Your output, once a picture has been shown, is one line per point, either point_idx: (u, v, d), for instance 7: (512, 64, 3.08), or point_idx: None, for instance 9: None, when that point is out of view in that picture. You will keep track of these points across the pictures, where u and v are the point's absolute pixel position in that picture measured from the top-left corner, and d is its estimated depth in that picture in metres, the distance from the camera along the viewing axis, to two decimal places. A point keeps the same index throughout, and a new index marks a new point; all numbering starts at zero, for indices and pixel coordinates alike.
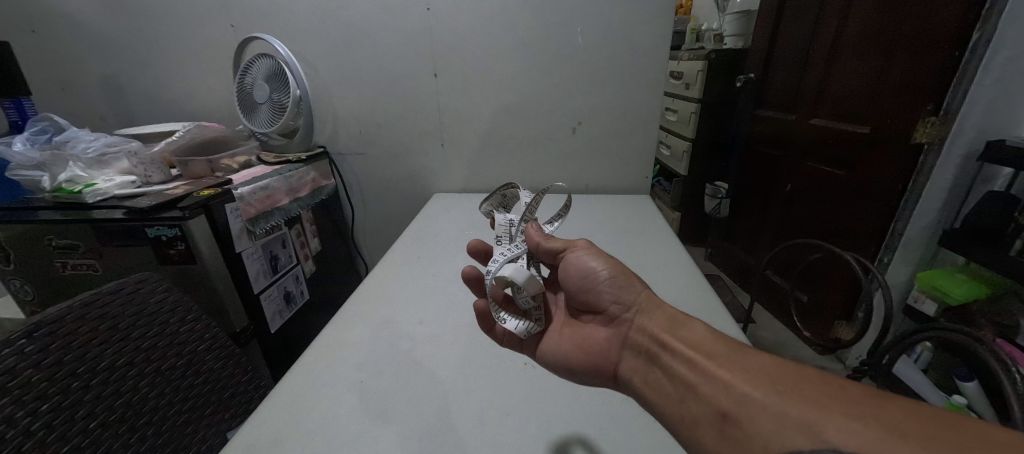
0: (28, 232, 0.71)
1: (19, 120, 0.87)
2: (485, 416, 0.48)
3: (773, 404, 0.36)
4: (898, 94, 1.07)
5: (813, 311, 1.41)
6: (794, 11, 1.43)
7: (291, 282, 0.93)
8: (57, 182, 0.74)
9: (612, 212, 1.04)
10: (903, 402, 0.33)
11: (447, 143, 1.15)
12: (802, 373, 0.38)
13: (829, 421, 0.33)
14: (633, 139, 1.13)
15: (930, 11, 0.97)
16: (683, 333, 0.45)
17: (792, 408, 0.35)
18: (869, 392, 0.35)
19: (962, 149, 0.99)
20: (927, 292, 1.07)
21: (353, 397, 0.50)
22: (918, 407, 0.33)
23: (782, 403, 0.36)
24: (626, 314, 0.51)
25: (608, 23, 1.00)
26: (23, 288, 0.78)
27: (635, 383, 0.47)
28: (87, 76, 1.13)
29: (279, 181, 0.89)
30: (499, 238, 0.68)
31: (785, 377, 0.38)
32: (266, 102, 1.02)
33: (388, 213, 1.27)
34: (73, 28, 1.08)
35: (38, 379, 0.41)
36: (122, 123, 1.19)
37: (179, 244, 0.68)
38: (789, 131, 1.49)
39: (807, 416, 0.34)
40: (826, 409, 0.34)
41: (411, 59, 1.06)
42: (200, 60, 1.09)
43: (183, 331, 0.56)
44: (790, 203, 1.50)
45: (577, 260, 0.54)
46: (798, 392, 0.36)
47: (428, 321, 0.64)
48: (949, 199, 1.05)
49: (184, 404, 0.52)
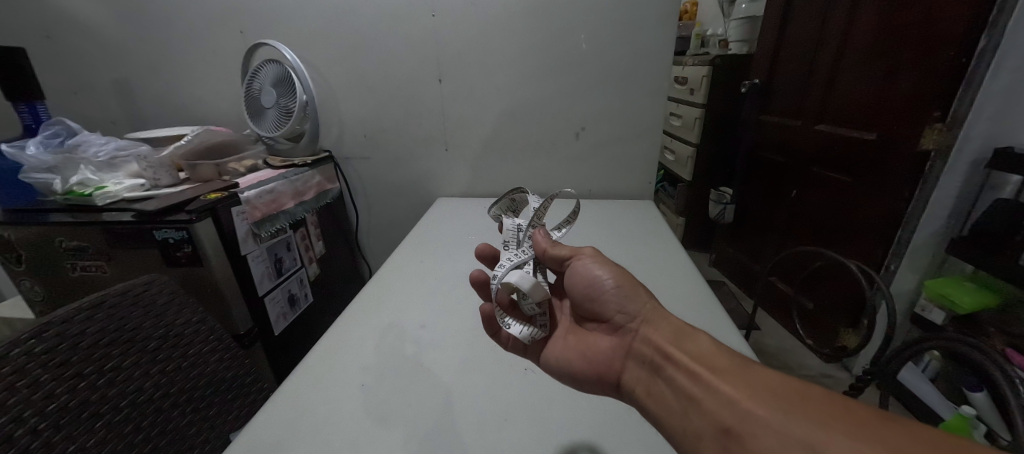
0: (39, 233, 0.72)
1: (32, 124, 0.88)
2: (486, 421, 0.48)
3: (777, 422, 0.36)
4: (904, 100, 1.06)
5: (818, 318, 1.40)
6: (799, 16, 1.43)
7: (295, 285, 0.93)
8: (68, 185, 0.77)
9: (615, 218, 1.04)
10: (906, 423, 0.33)
11: (451, 147, 1.16)
12: (806, 390, 0.38)
13: (834, 440, 0.33)
14: (636, 145, 1.13)
15: (936, 17, 0.96)
16: (687, 345, 0.46)
17: (795, 426, 0.35)
18: (874, 411, 0.35)
19: (970, 156, 0.98)
20: (935, 300, 1.05)
21: (356, 400, 0.51)
22: (923, 430, 0.33)
23: (784, 420, 0.36)
24: (630, 324, 0.51)
25: (611, 29, 1.00)
26: (34, 289, 0.79)
27: (637, 393, 0.47)
28: (99, 80, 1.16)
29: (285, 185, 0.90)
30: (507, 242, 0.69)
31: (790, 395, 0.37)
32: (273, 107, 1.03)
33: (392, 217, 1.28)
34: (86, 34, 1.10)
35: (46, 378, 0.42)
36: (132, 126, 1.21)
37: (186, 247, 0.69)
38: (795, 137, 1.48)
39: (810, 435, 0.34)
40: (830, 428, 0.34)
41: (416, 65, 1.07)
42: (209, 65, 1.11)
43: (188, 333, 0.56)
44: (796, 210, 1.49)
45: (583, 268, 0.54)
46: (801, 409, 0.36)
47: (429, 325, 0.64)
48: (957, 206, 1.03)
49: (188, 405, 0.53)
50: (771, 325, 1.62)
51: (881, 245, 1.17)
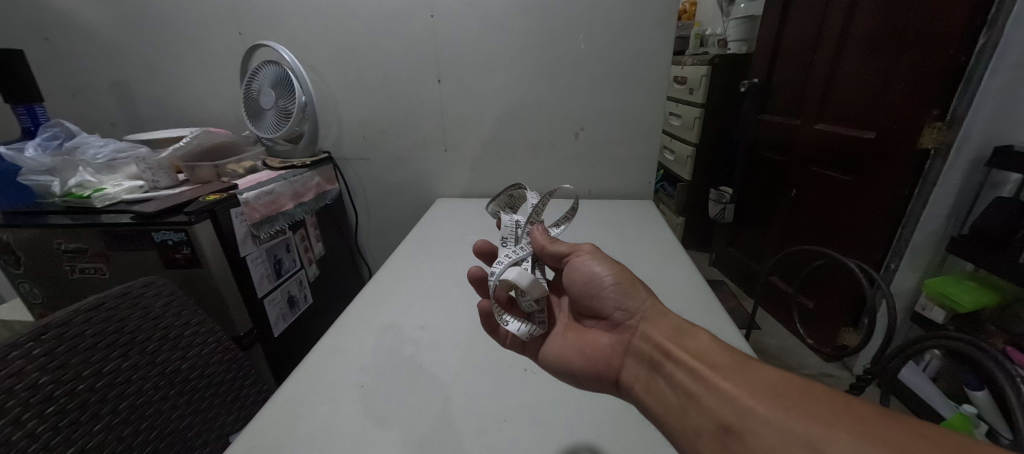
0: (37, 235, 0.72)
1: (31, 126, 0.88)
2: (485, 422, 0.48)
3: (777, 419, 0.36)
4: (903, 99, 1.06)
5: (818, 317, 1.40)
6: (798, 15, 1.43)
7: (294, 286, 0.93)
8: (67, 187, 0.77)
9: (615, 218, 1.04)
10: (907, 421, 0.33)
11: (450, 148, 1.16)
12: (807, 387, 0.38)
13: (834, 438, 0.33)
14: (636, 145, 1.13)
15: (935, 16, 0.96)
16: (686, 342, 0.45)
17: (795, 423, 0.35)
18: (876, 410, 0.35)
19: (970, 154, 0.98)
20: (936, 299, 1.05)
21: (356, 401, 0.51)
22: (924, 427, 0.32)
23: (784, 418, 0.35)
24: (629, 320, 0.51)
25: (610, 29, 1.00)
26: (32, 291, 0.79)
27: (636, 391, 0.47)
28: (98, 82, 1.16)
29: (284, 186, 0.90)
30: (505, 238, 0.69)
31: (791, 392, 0.37)
32: (271, 108, 1.03)
33: (391, 218, 1.28)
34: (84, 36, 1.10)
35: (45, 381, 0.42)
36: (131, 128, 1.21)
37: (185, 248, 0.69)
38: (794, 136, 1.48)
39: (810, 432, 0.34)
40: (831, 426, 0.34)
41: (415, 66, 1.07)
42: (208, 66, 1.11)
43: (188, 334, 0.56)
44: (795, 209, 1.49)
45: (581, 265, 0.54)
46: (802, 407, 0.36)
47: (429, 325, 0.64)
48: (957, 205, 1.03)
49: (187, 407, 0.53)
50: (771, 324, 1.62)
51: (881, 243, 1.17)
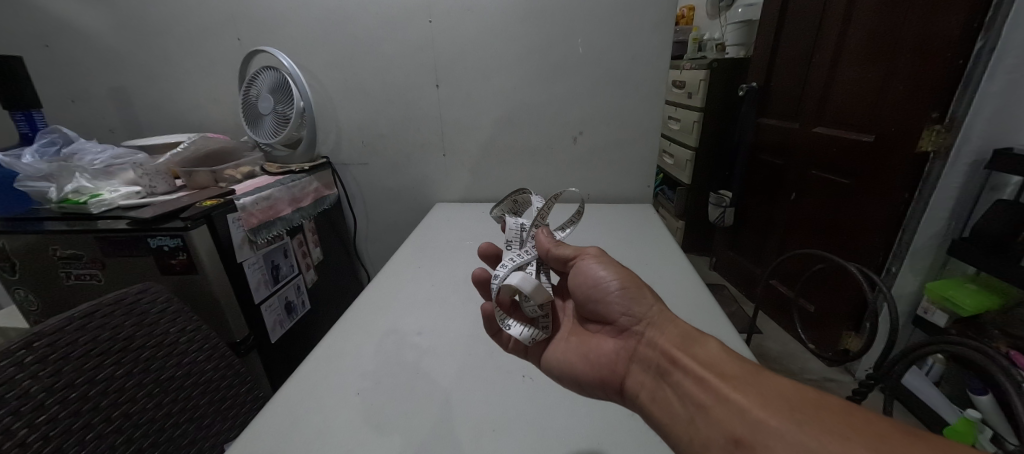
0: (33, 242, 0.71)
1: (28, 132, 0.88)
2: (485, 429, 0.47)
3: (791, 433, 0.35)
4: (904, 103, 1.05)
5: (820, 321, 1.39)
6: (795, 20, 1.43)
7: (291, 292, 0.93)
8: (63, 193, 0.75)
9: (615, 222, 1.04)
10: (926, 439, 0.32)
11: (448, 153, 1.16)
12: (821, 400, 0.37)
13: None
14: (634, 148, 1.13)
15: (934, 19, 0.96)
16: (695, 351, 0.45)
17: (810, 438, 0.34)
18: (896, 427, 0.34)
19: (970, 157, 0.97)
20: (938, 302, 1.05)
21: (353, 409, 0.50)
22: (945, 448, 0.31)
23: (800, 433, 0.35)
24: (636, 326, 0.51)
25: (607, 34, 1.01)
26: (29, 298, 0.78)
27: (642, 399, 0.46)
28: (98, 88, 1.16)
29: (281, 192, 0.90)
30: (510, 242, 0.67)
31: (805, 405, 0.37)
32: (270, 113, 1.02)
33: (390, 223, 1.28)
34: (85, 43, 1.10)
35: (37, 390, 0.41)
36: (130, 134, 1.21)
37: (181, 254, 0.69)
38: (793, 139, 1.48)
39: (824, 448, 0.33)
40: (849, 443, 0.33)
41: (413, 72, 1.07)
42: (207, 72, 1.11)
43: (183, 341, 0.55)
44: (795, 212, 1.49)
45: (586, 269, 0.54)
46: (819, 422, 0.35)
47: (427, 331, 0.64)
48: (959, 208, 1.02)
49: (183, 415, 0.52)
50: (772, 328, 1.61)
51: (882, 247, 1.16)
